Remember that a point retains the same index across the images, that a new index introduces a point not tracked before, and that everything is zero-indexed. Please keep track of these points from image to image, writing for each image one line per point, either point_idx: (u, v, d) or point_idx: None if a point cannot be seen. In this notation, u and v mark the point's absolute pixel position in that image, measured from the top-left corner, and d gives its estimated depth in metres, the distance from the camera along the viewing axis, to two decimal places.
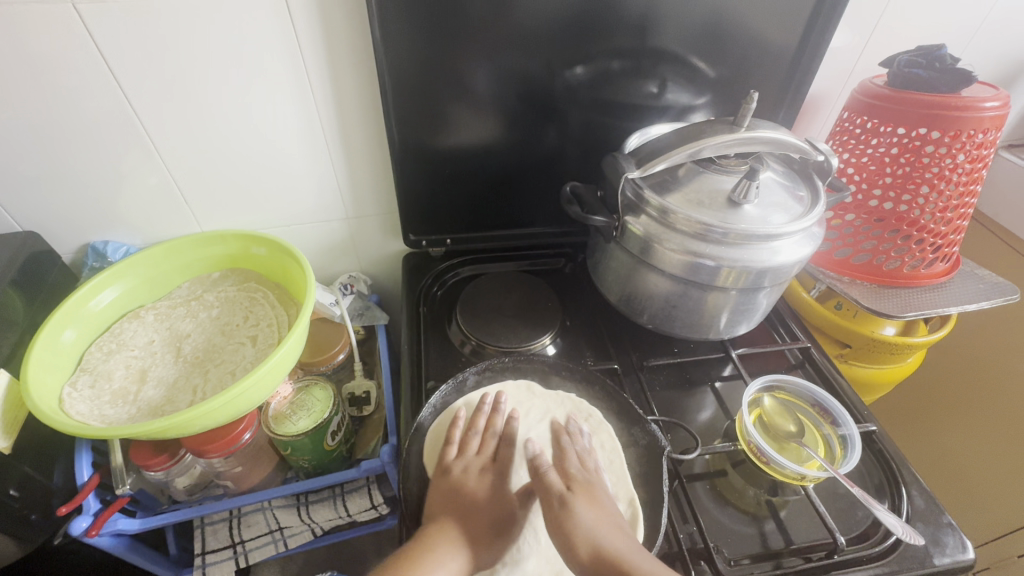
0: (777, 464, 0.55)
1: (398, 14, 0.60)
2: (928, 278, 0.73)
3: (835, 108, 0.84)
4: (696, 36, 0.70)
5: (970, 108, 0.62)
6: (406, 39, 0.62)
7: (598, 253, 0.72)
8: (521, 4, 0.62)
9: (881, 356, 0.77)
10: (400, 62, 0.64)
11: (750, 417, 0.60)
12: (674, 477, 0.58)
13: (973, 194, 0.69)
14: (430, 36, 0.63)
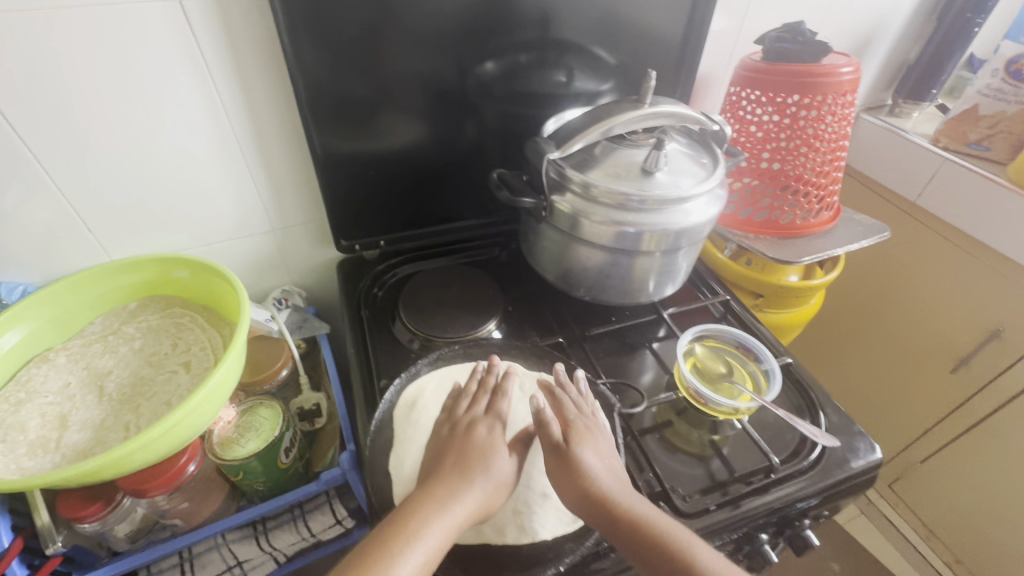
0: (713, 402, 0.61)
1: (301, 29, 0.60)
2: (816, 227, 0.82)
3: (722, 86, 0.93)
4: (593, 27, 0.75)
5: (829, 75, 0.72)
6: (313, 50, 0.62)
7: (531, 236, 0.75)
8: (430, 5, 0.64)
9: (789, 300, 0.87)
10: (309, 75, 0.64)
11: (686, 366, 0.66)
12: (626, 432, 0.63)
13: (842, 149, 0.79)
14: (338, 47, 0.63)
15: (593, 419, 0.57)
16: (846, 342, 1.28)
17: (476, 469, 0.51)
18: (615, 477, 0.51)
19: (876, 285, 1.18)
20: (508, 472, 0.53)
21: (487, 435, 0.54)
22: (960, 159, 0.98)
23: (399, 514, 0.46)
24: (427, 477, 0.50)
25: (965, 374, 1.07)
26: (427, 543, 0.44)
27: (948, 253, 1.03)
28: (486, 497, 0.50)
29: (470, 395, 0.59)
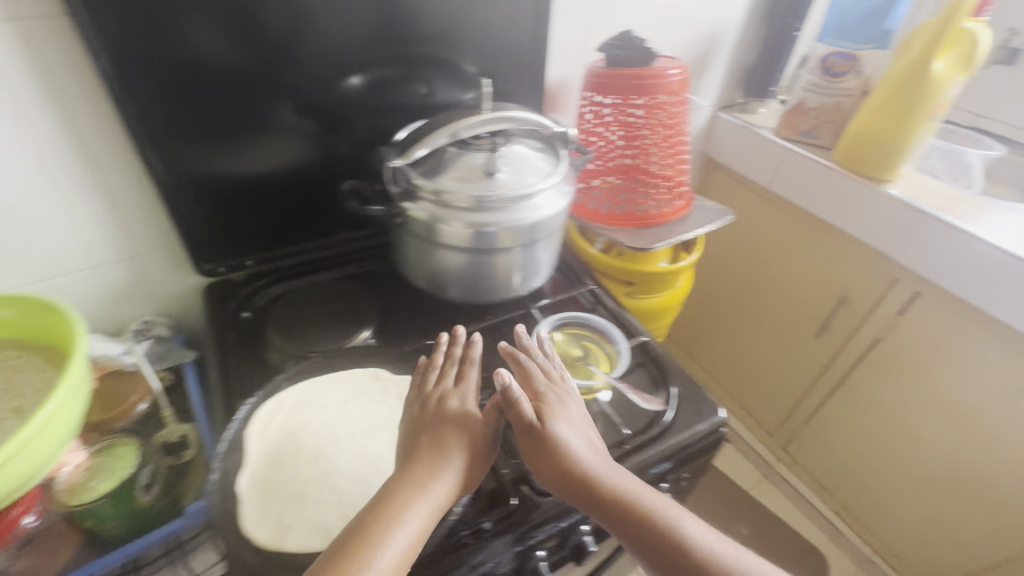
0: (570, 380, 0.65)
1: (210, 21, 0.62)
2: (670, 215, 0.90)
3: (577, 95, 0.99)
4: (445, 39, 0.78)
5: (659, 76, 0.80)
6: (215, 44, 0.63)
7: (398, 244, 0.76)
8: (306, 20, 0.67)
9: (656, 285, 0.94)
10: (212, 67, 0.64)
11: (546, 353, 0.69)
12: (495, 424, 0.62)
13: (683, 143, 0.88)
14: (246, 44, 0.65)
15: (561, 387, 0.61)
16: (731, 315, 1.43)
17: (452, 443, 0.53)
18: (587, 449, 0.54)
19: (749, 265, 1.33)
20: (481, 441, 0.55)
21: (462, 404, 0.57)
22: (798, 147, 1.11)
23: (383, 495, 0.49)
24: (411, 456, 0.52)
25: (827, 337, 1.21)
26: (411, 521, 0.46)
27: (807, 230, 1.17)
28: (472, 470, 0.53)
29: (449, 369, 0.62)
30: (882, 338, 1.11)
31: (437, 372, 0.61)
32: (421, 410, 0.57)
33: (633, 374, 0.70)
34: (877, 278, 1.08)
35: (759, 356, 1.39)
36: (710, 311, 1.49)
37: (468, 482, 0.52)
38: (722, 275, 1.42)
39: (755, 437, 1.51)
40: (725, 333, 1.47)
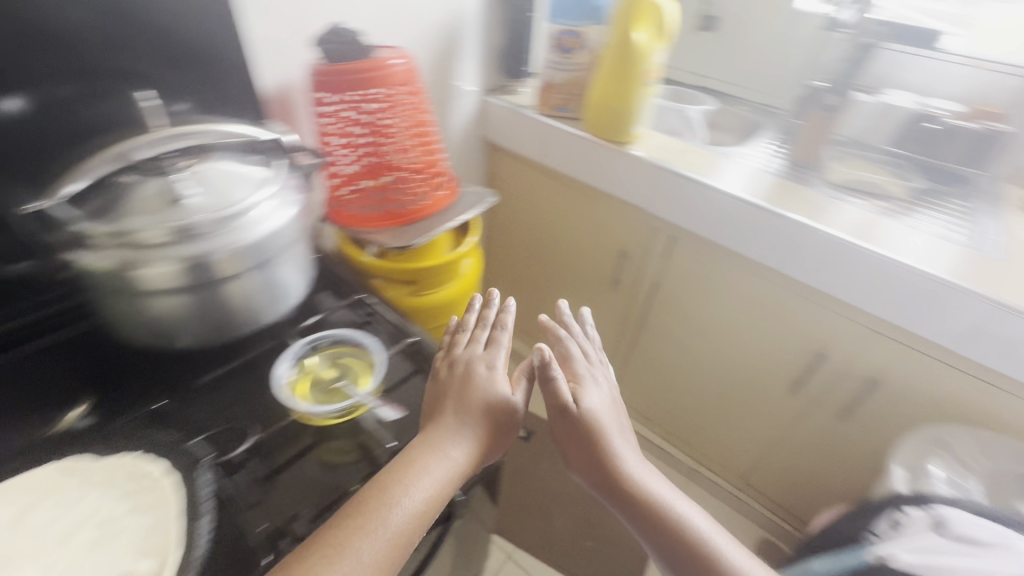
0: (307, 411, 0.59)
1: None
2: (431, 207, 0.88)
3: (307, 105, 0.91)
4: (112, 46, 0.64)
5: (378, 68, 0.77)
6: None
7: (97, 302, 0.63)
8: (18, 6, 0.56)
9: (437, 278, 0.94)
10: None
11: (300, 392, 0.62)
12: (223, 482, 0.53)
13: (426, 133, 0.87)
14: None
15: (596, 367, 0.74)
16: (546, 285, 1.53)
17: (490, 414, 0.62)
18: (603, 417, 0.67)
19: (548, 236, 1.42)
20: (508, 400, 0.64)
21: (487, 374, 0.65)
22: (557, 122, 1.18)
23: (406, 463, 0.54)
24: (438, 413, 0.59)
25: (619, 290, 1.34)
26: (428, 485, 0.53)
27: (584, 196, 1.26)
28: (486, 441, 0.60)
29: (477, 343, 0.69)
30: (660, 282, 1.24)
31: (465, 345, 0.70)
32: (459, 378, 0.64)
33: (397, 392, 0.66)
34: (643, 231, 1.20)
35: (576, 318, 1.51)
36: (531, 285, 1.58)
37: (489, 447, 0.60)
38: (532, 247, 1.49)
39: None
40: (547, 302, 1.57)
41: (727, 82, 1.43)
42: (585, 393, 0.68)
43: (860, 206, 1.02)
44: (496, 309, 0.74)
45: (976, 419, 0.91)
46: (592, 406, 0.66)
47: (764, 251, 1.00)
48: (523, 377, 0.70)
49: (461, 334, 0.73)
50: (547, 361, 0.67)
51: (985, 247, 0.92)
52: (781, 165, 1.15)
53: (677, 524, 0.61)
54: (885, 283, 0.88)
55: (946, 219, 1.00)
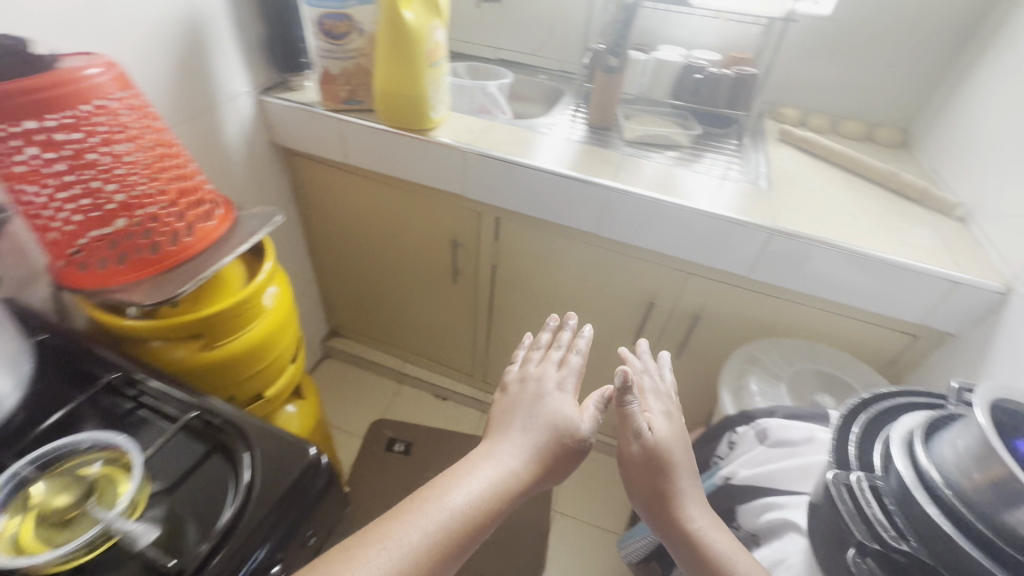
0: (20, 565, 0.44)
1: None
2: (198, 243, 0.74)
3: None
4: None
5: (68, 82, 0.59)
6: None
7: None
8: None
9: (234, 323, 0.80)
10: None
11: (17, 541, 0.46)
12: None
13: (167, 154, 0.71)
14: None
15: (650, 403, 0.82)
16: (391, 288, 1.45)
17: (555, 440, 0.70)
18: (672, 445, 0.75)
19: (378, 238, 1.33)
20: (567, 429, 0.72)
21: (553, 399, 0.75)
22: (349, 116, 1.08)
23: (483, 466, 0.66)
24: (523, 429, 0.70)
25: (462, 280, 1.31)
26: (482, 484, 0.63)
27: (403, 192, 1.18)
28: (543, 467, 0.68)
29: (552, 361, 0.81)
30: (497, 265, 1.23)
31: (568, 335, 0.86)
32: (539, 395, 0.76)
33: (181, 489, 0.54)
34: (468, 218, 1.16)
35: (428, 314, 1.47)
36: (375, 290, 1.49)
37: (538, 469, 0.68)
38: (367, 252, 1.39)
39: (445, 377, 1.66)
40: (396, 304, 1.50)
41: (527, 53, 1.43)
42: (653, 417, 0.79)
43: (655, 159, 1.08)
44: (566, 333, 0.86)
45: (775, 330, 1.04)
46: (658, 439, 0.75)
47: (582, 218, 1.02)
48: (594, 402, 0.77)
49: (539, 359, 0.84)
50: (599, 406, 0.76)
51: (756, 180, 1.03)
52: (582, 130, 1.17)
53: (691, 530, 0.69)
54: (686, 229, 0.95)
55: (723, 160, 1.11)
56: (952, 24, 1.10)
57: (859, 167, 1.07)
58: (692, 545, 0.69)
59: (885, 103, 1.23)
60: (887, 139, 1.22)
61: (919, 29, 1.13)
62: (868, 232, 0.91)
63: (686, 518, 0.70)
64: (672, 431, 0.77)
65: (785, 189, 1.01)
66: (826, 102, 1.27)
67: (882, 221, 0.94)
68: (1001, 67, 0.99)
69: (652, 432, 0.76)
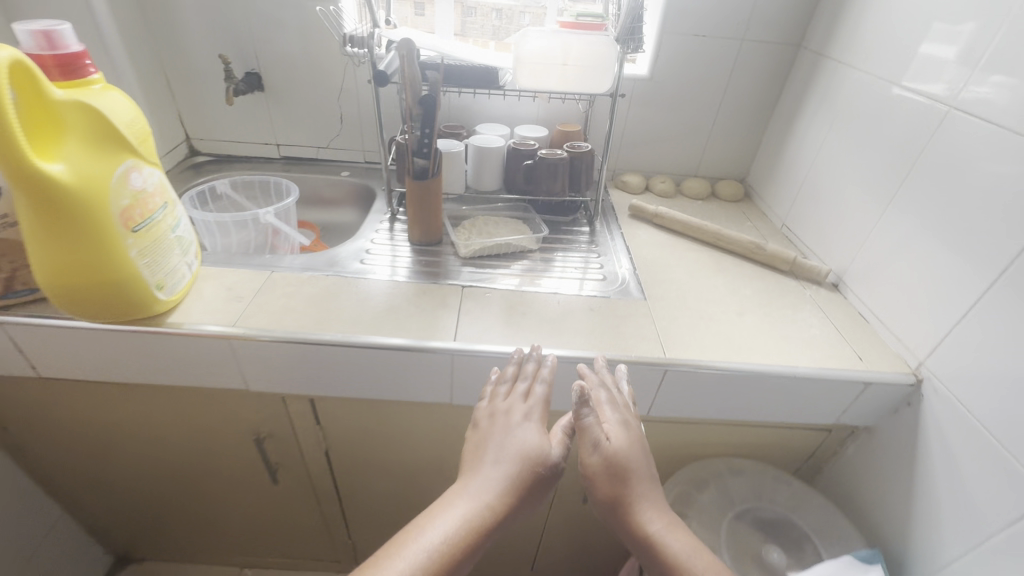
0: None
1: None
2: None
3: None
4: None
5: None
6: None
7: None
8: None
9: None
10: None
11: None
12: None
13: None
14: None
15: (615, 403, 0.63)
16: (185, 498, 1.02)
17: (530, 466, 0.56)
18: (634, 449, 0.59)
19: (139, 449, 0.90)
20: (543, 449, 0.57)
21: (526, 426, 0.59)
22: (13, 317, 0.66)
23: (455, 499, 0.53)
24: (495, 458, 0.56)
25: (286, 475, 0.94)
26: (452, 524, 0.50)
27: (157, 390, 0.79)
28: (523, 500, 0.54)
29: (519, 390, 0.63)
30: (329, 449, 0.89)
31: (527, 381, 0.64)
32: (511, 423, 0.59)
33: None
34: (268, 405, 0.80)
35: (253, 516, 1.06)
36: (163, 504, 1.04)
37: (514, 504, 0.53)
38: (133, 465, 0.93)
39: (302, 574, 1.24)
40: (201, 513, 1.06)
41: (320, 146, 1.17)
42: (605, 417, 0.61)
43: (504, 280, 0.84)
44: (531, 364, 0.67)
45: (685, 455, 0.87)
46: (620, 443, 0.59)
47: (428, 389, 0.73)
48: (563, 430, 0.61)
49: (506, 392, 0.63)
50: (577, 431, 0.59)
51: (624, 285, 0.85)
52: (405, 254, 0.90)
53: (649, 535, 0.55)
54: (564, 380, 0.72)
55: (582, 261, 0.92)
56: (763, 77, 1.06)
57: (721, 241, 0.96)
58: (650, 557, 0.55)
59: (719, 158, 1.17)
60: (731, 194, 1.16)
61: (735, 84, 1.07)
62: (761, 335, 0.77)
63: (647, 526, 0.56)
64: (630, 429, 0.60)
65: (660, 292, 0.84)
66: (665, 163, 1.18)
67: (767, 312, 0.82)
68: (826, 118, 0.95)
69: (609, 440, 0.59)
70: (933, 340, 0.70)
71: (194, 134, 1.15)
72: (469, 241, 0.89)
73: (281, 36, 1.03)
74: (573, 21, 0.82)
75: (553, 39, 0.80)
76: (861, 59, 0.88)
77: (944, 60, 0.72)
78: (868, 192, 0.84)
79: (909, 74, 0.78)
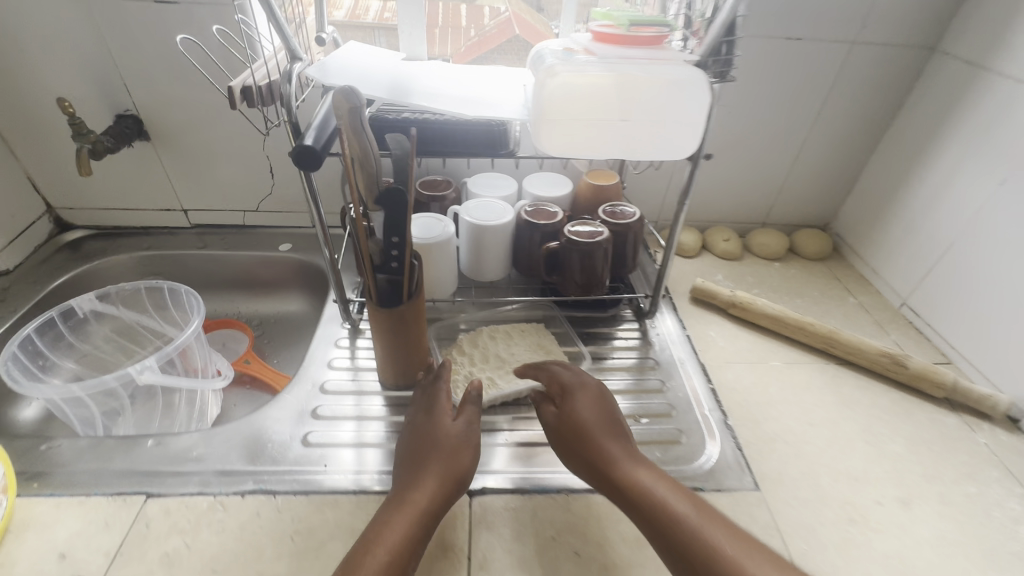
0: None
1: None
2: None
3: None
4: None
5: None
6: None
7: None
8: None
9: None
10: None
11: None
12: None
13: None
14: None
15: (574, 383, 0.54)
16: None
17: (445, 454, 0.47)
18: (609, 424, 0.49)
19: None
20: (455, 434, 0.49)
21: (435, 416, 0.51)
22: None
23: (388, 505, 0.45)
24: (414, 451, 0.49)
25: None
26: (393, 527, 0.42)
27: None
28: (460, 480, 0.46)
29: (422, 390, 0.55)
30: None
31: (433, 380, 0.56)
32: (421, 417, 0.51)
33: None
34: None
35: None
36: None
37: (452, 485, 0.46)
38: None
39: None
40: None
41: (246, 210, 0.83)
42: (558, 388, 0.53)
43: (534, 463, 0.53)
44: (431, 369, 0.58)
45: None
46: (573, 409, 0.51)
47: None
48: (469, 408, 0.52)
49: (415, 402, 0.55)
50: (475, 398, 0.53)
51: (671, 353, 0.67)
52: (375, 412, 0.58)
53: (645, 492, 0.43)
54: None
55: (642, 398, 0.61)
56: (875, 95, 0.75)
57: (838, 348, 0.66)
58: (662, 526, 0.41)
59: (798, 200, 0.87)
60: (817, 250, 0.85)
61: (834, 105, 0.76)
62: (952, 553, 0.48)
63: (642, 484, 0.44)
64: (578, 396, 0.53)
65: (774, 464, 0.55)
66: (726, 210, 0.87)
67: (943, 494, 0.53)
68: (983, 164, 0.65)
69: (573, 413, 0.50)
70: None
71: (61, 203, 0.80)
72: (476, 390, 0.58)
73: (163, 61, 0.67)
74: (615, 34, 0.54)
75: (605, 76, 0.46)
76: None
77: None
78: None
79: None
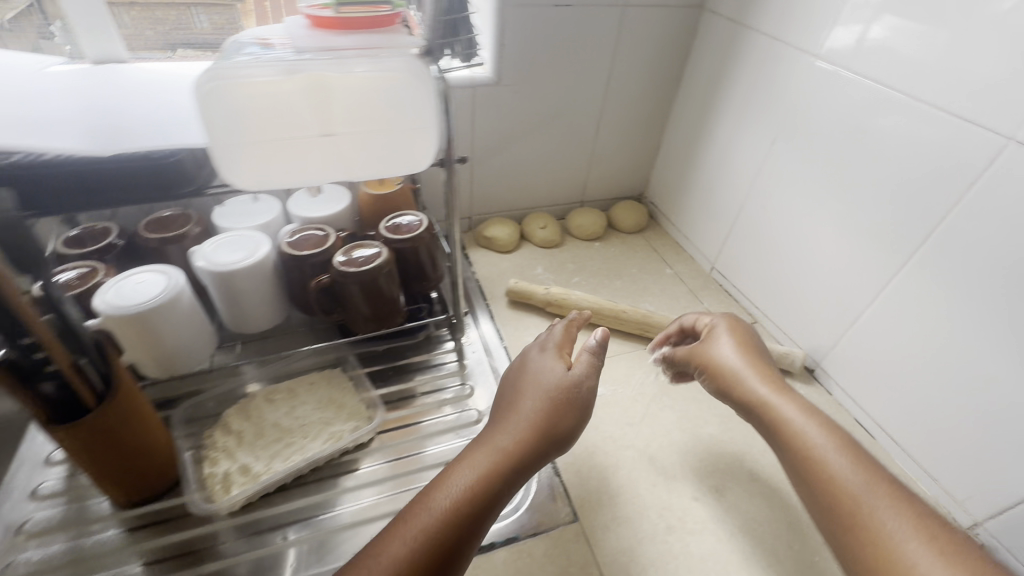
0: None
1: None
2: None
3: None
4: None
5: None
6: None
7: None
8: None
9: None
10: None
11: None
12: None
13: None
14: None
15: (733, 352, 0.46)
16: None
17: (546, 397, 0.43)
18: (799, 410, 0.40)
19: None
20: (559, 378, 0.45)
21: (542, 356, 0.48)
22: None
23: (472, 448, 0.42)
24: (517, 392, 0.44)
25: None
26: (470, 473, 0.39)
27: None
28: (562, 437, 0.43)
29: (546, 335, 0.51)
30: None
31: (552, 333, 0.51)
32: (532, 355, 0.47)
33: None
34: None
35: None
36: None
37: (543, 443, 0.42)
38: None
39: None
40: None
41: None
42: (716, 345, 0.48)
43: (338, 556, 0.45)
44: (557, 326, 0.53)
45: None
46: (740, 378, 0.44)
47: None
48: (588, 345, 0.47)
49: (543, 340, 0.51)
50: (599, 352, 0.46)
51: (487, 359, 0.63)
52: (100, 550, 0.44)
53: (791, 448, 0.39)
54: None
55: (456, 439, 0.55)
56: (660, 59, 0.73)
57: (653, 332, 0.64)
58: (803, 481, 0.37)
59: (610, 176, 0.84)
60: (633, 224, 0.83)
61: (621, 73, 0.72)
62: (763, 535, 0.48)
63: (807, 448, 0.38)
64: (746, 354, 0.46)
65: (594, 482, 0.51)
66: (542, 193, 0.82)
67: (753, 469, 0.53)
68: (756, 124, 0.65)
69: (755, 398, 0.42)
70: (998, 501, 0.47)
71: None
72: (223, 491, 0.46)
73: None
74: (329, 17, 0.43)
75: (287, 79, 0.34)
76: (808, 36, 0.56)
77: (995, 47, 0.42)
78: (843, 245, 0.57)
79: (842, 43, 0.53)
